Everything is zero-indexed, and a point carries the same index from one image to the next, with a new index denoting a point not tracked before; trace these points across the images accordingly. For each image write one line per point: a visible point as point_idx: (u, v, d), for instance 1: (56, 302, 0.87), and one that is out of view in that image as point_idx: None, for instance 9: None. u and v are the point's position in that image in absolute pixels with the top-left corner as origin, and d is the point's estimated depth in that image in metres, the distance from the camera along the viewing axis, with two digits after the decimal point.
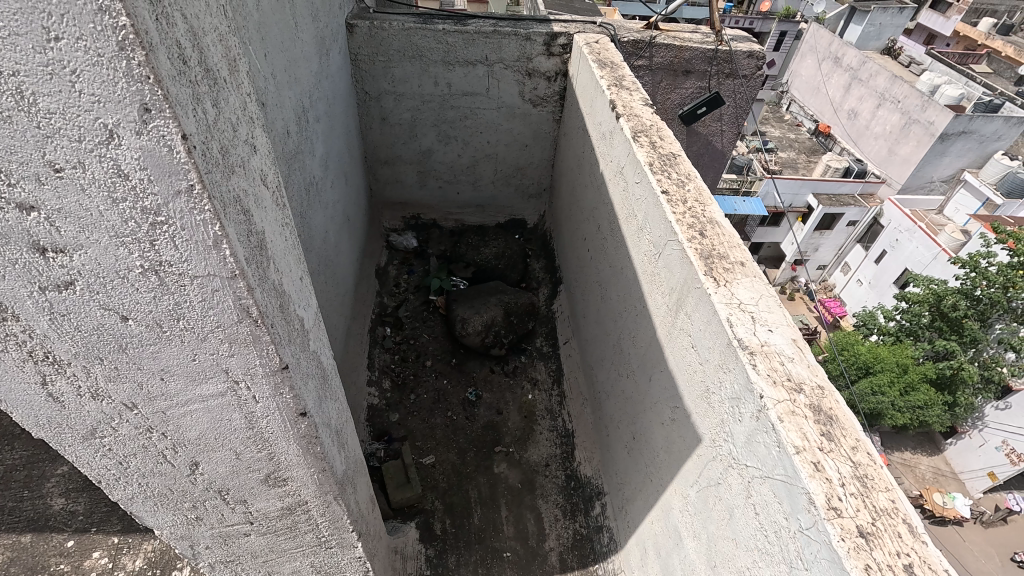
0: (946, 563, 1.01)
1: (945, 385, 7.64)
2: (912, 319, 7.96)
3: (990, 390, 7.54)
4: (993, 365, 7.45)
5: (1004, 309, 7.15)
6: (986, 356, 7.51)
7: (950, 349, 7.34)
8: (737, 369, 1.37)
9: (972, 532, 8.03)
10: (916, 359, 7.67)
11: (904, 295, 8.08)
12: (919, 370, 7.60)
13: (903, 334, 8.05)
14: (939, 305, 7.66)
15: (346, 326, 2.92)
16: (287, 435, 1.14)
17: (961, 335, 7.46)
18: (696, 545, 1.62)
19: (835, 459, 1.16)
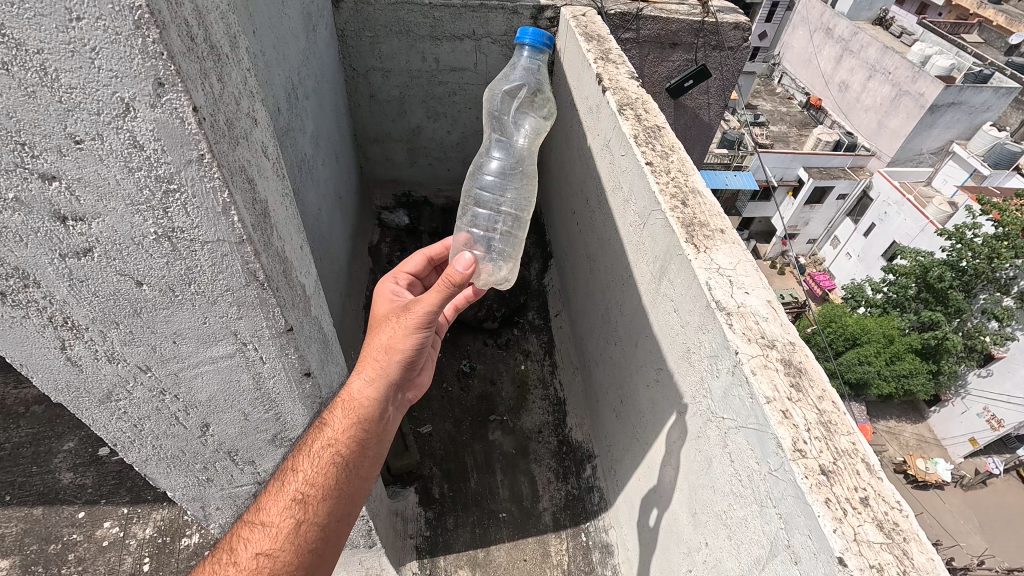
0: (899, 495, 1.11)
1: (930, 353, 7.88)
2: (898, 291, 8.19)
3: (974, 356, 7.62)
4: (977, 335, 7.57)
5: (988, 279, 7.34)
6: (969, 325, 7.68)
7: (935, 320, 7.59)
8: (715, 328, 1.46)
9: (953, 496, 8.34)
10: (903, 329, 7.89)
11: (893, 269, 8.23)
12: (905, 341, 7.82)
13: (891, 306, 8.29)
14: (925, 278, 7.89)
15: (342, 302, 2.98)
16: (293, 395, 1.22)
17: (946, 306, 7.72)
18: (679, 497, 1.73)
19: (802, 406, 1.25)
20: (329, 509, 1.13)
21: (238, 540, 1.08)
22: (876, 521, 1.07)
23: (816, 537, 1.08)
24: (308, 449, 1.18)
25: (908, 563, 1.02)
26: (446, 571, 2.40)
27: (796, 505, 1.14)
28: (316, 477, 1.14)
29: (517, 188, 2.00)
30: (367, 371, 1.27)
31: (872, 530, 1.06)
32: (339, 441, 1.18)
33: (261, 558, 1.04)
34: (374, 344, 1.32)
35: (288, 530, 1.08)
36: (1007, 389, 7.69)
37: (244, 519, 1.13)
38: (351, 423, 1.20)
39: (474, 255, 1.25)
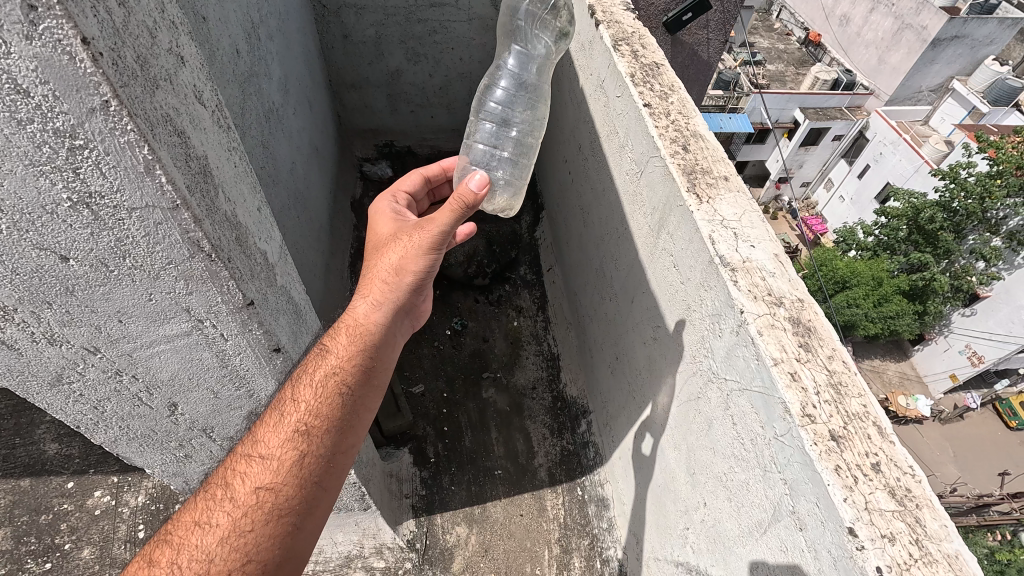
0: (912, 460, 1.05)
1: (915, 294, 7.83)
2: (890, 235, 8.09)
3: (959, 297, 7.65)
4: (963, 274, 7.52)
5: (979, 220, 7.24)
6: (959, 265, 7.59)
7: (922, 261, 7.55)
8: (718, 286, 1.36)
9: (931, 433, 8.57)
10: (891, 272, 7.90)
11: (887, 213, 8.12)
12: (891, 282, 7.81)
13: (881, 249, 8.22)
14: (916, 221, 7.80)
15: (325, 262, 2.84)
16: (264, 371, 1.12)
17: (935, 248, 7.60)
18: (677, 456, 1.69)
19: (811, 368, 1.17)
20: (333, 441, 1.04)
21: (233, 474, 0.98)
22: (888, 488, 1.02)
23: (824, 506, 1.03)
24: (307, 377, 1.08)
25: (920, 531, 0.97)
26: (444, 528, 2.41)
27: (804, 472, 1.08)
28: (320, 406, 1.04)
29: (523, 119, 1.91)
30: (373, 295, 1.20)
31: (884, 497, 1.00)
32: (344, 368, 1.09)
33: (261, 492, 0.95)
34: (377, 266, 1.25)
35: (292, 462, 0.98)
36: (991, 326, 7.77)
37: (236, 453, 1.03)
38: (357, 350, 1.12)
39: (487, 175, 1.23)
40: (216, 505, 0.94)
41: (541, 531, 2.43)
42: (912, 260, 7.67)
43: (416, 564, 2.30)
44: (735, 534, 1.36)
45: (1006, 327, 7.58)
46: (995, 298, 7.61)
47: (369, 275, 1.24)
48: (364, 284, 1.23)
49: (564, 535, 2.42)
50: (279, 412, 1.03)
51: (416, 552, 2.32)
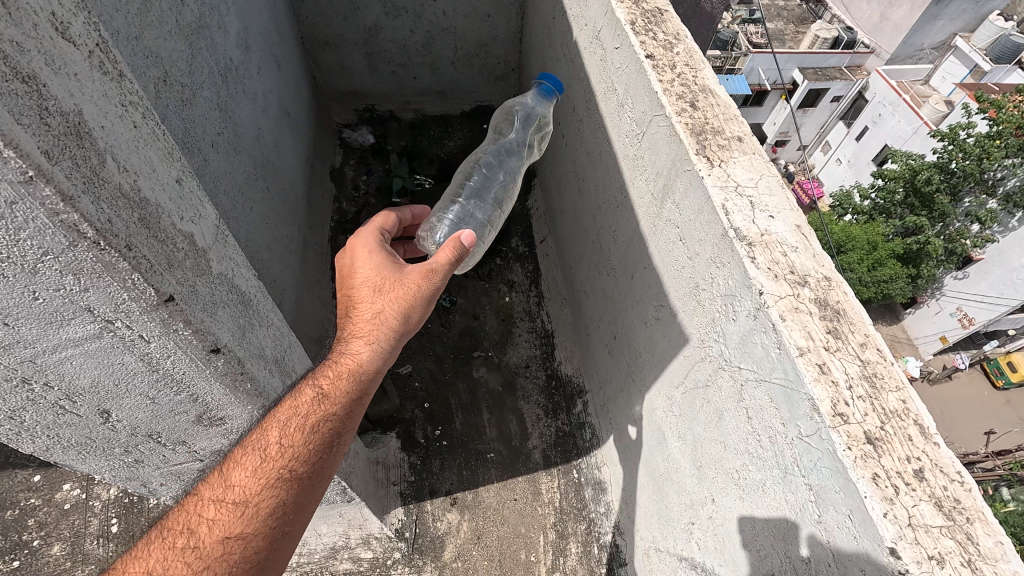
0: (960, 465, 0.91)
1: (909, 261, 6.87)
2: (886, 199, 6.93)
3: (953, 261, 6.90)
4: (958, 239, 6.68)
5: (976, 182, 6.35)
6: (952, 229, 6.77)
7: (920, 226, 6.51)
8: (733, 263, 1.19)
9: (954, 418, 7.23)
10: (886, 236, 6.76)
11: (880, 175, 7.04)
12: (887, 248, 6.68)
13: (876, 213, 7.06)
14: (914, 185, 6.64)
15: (303, 237, 2.64)
16: (204, 374, 0.95)
17: (932, 211, 6.66)
18: (681, 445, 1.56)
19: (841, 358, 1.02)
20: (308, 491, 0.99)
21: (197, 521, 0.89)
22: (933, 499, 0.88)
23: (859, 520, 0.89)
24: (289, 416, 1.01)
25: (972, 551, 0.84)
26: (434, 516, 2.30)
27: (834, 479, 0.94)
28: (302, 452, 0.99)
29: (499, 187, 2.34)
30: (364, 336, 1.15)
31: (930, 511, 0.87)
32: (331, 414, 1.03)
33: (230, 544, 0.88)
34: (369, 304, 1.20)
35: (266, 512, 0.92)
36: (976, 288, 7.19)
37: (198, 493, 0.94)
38: (346, 394, 1.07)
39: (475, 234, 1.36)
40: (174, 555, 0.84)
41: (536, 516, 2.33)
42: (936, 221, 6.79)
43: (406, 554, 2.21)
44: (748, 536, 1.24)
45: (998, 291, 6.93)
46: (989, 261, 6.92)
47: (359, 313, 1.19)
48: (353, 323, 1.18)
49: (560, 520, 2.31)
50: (258, 455, 0.96)
51: (405, 541, 2.22)
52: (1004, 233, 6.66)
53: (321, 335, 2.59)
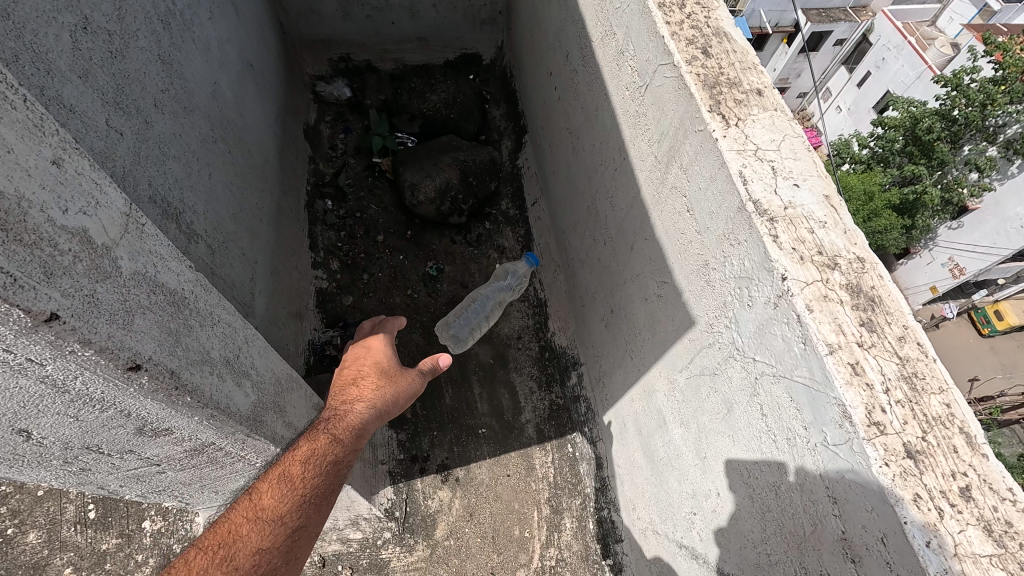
0: (1012, 481, 0.79)
1: (905, 213, 4.53)
2: (885, 147, 4.57)
3: None
4: (954, 188, 4.50)
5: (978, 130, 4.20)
6: (948, 178, 4.54)
7: (917, 174, 4.27)
8: (751, 241, 1.03)
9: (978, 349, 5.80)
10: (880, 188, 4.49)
11: (878, 121, 4.56)
12: (884, 200, 4.44)
13: (873, 163, 4.70)
14: (914, 131, 4.42)
15: (275, 203, 2.41)
16: (130, 392, 0.79)
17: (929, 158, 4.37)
18: (683, 433, 1.45)
19: (877, 356, 0.88)
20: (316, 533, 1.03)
21: (230, 535, 0.91)
22: (982, 522, 0.76)
23: (895, 545, 0.78)
24: (308, 454, 1.09)
25: None
26: (425, 494, 2.20)
27: (866, 497, 0.83)
28: (321, 481, 1.06)
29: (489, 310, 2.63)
30: (367, 405, 1.29)
31: (977, 537, 0.75)
32: (343, 456, 1.14)
33: (257, 562, 0.89)
34: (370, 380, 1.35)
35: (290, 534, 0.96)
36: (970, 239, 5.01)
37: (224, 517, 0.94)
38: (353, 443, 1.18)
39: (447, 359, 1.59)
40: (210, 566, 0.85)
41: (530, 492, 2.24)
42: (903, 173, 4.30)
43: (396, 533, 2.10)
44: (756, 537, 1.14)
45: (993, 240, 4.84)
46: (983, 209, 4.82)
47: (360, 384, 1.33)
48: (357, 393, 1.31)
49: (555, 496, 2.23)
50: (289, 478, 1.02)
51: (395, 521, 2.11)
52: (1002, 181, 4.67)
53: (300, 309, 2.42)
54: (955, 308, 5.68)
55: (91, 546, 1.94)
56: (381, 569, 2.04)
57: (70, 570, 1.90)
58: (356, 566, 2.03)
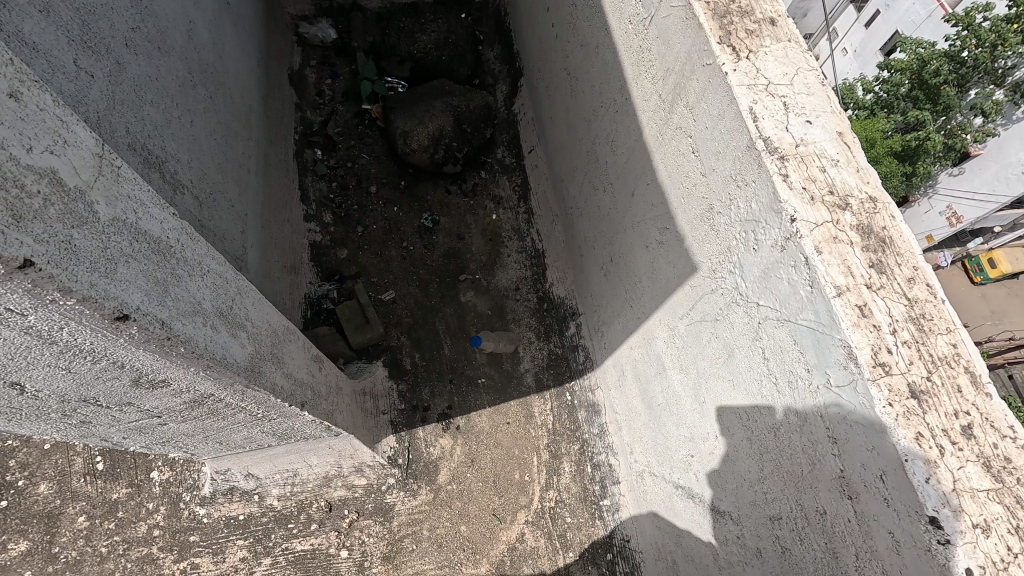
0: (1014, 420, 0.79)
1: (905, 158, 4.11)
2: (889, 93, 4.07)
3: None
4: (958, 133, 4.09)
5: (985, 72, 3.83)
6: (952, 123, 4.12)
7: (922, 121, 3.89)
8: (759, 181, 0.99)
9: (970, 299, 5.41)
10: (885, 134, 4.04)
11: (884, 64, 3.97)
12: (885, 147, 4.01)
13: (878, 110, 4.15)
14: (921, 74, 3.92)
15: (262, 153, 2.32)
16: (119, 344, 0.77)
17: (934, 102, 3.96)
18: (682, 379, 1.46)
19: (885, 298, 0.86)
20: None
21: None
22: (982, 459, 0.77)
23: (894, 481, 0.79)
24: None
25: (1021, 517, 0.74)
26: (427, 442, 2.23)
27: (867, 437, 0.83)
28: None
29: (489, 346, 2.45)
30: None
31: (977, 473, 0.76)
32: None
33: None
34: None
35: None
36: (969, 186, 4.66)
37: None
38: None
39: None
40: None
41: (529, 438, 2.28)
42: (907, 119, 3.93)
43: (400, 479, 2.14)
44: (753, 477, 1.16)
45: (992, 187, 4.50)
46: (986, 154, 4.45)
47: None
48: None
49: (554, 441, 2.27)
50: None
51: (399, 468, 2.15)
52: (1006, 126, 4.27)
53: (294, 263, 2.38)
54: (950, 255, 5.34)
55: (102, 495, 1.98)
56: (386, 514, 2.08)
57: (84, 518, 1.95)
58: (362, 510, 2.06)
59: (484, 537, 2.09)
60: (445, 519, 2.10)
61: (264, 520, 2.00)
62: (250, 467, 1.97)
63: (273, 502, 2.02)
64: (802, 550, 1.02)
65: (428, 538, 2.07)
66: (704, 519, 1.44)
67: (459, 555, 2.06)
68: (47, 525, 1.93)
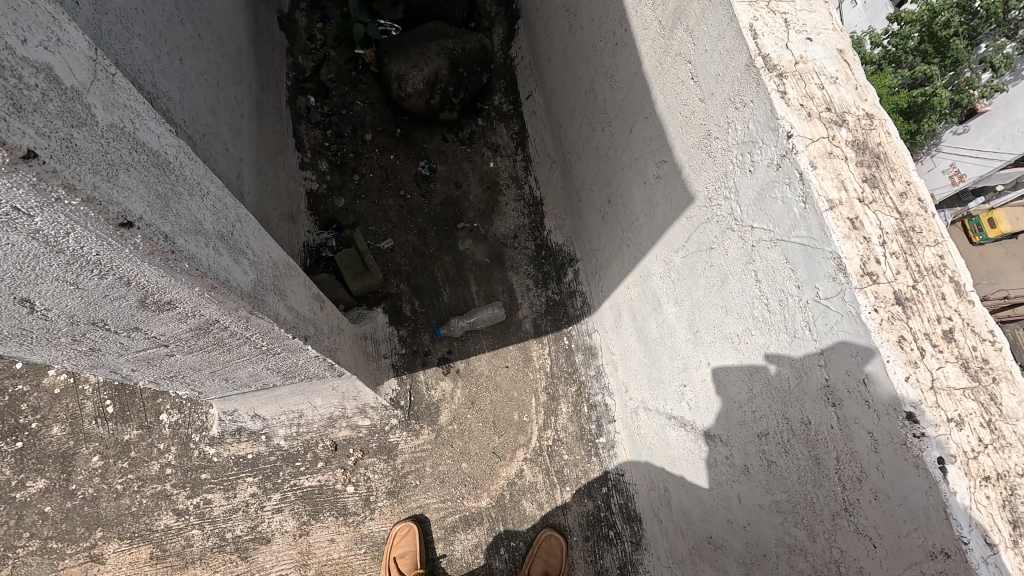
0: (994, 324, 0.82)
1: (911, 116, 3.95)
2: (897, 46, 3.94)
3: None
4: (965, 89, 4.00)
5: (998, 24, 3.67)
6: (960, 78, 4.02)
7: (929, 75, 3.77)
8: (756, 100, 0.98)
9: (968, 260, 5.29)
10: (891, 91, 3.88)
11: (891, 16, 3.84)
12: (891, 104, 3.88)
13: (885, 64, 4.01)
14: (931, 27, 3.76)
15: (254, 97, 2.27)
16: (125, 255, 0.79)
17: (943, 57, 3.84)
18: (677, 311, 1.50)
19: (877, 212, 0.88)
20: None
21: None
22: (960, 360, 0.81)
23: (876, 384, 0.82)
24: None
25: (994, 411, 0.78)
26: (428, 385, 2.28)
27: (852, 344, 0.86)
28: None
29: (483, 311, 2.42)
30: None
31: (954, 373, 0.80)
32: None
33: None
34: None
35: None
36: (975, 144, 4.56)
37: None
38: None
39: None
40: None
41: (528, 381, 2.33)
42: (913, 75, 3.82)
43: (402, 420, 2.20)
44: (743, 399, 1.21)
45: (997, 145, 4.39)
46: (993, 111, 4.35)
47: None
48: None
49: (552, 383, 2.33)
50: None
51: (401, 409, 2.21)
52: (1015, 82, 4.17)
53: (292, 211, 2.38)
54: (951, 216, 5.26)
55: (115, 436, 2.04)
56: (390, 452, 2.15)
57: (98, 458, 2.01)
58: (366, 449, 2.13)
59: (485, 473, 2.17)
60: (447, 458, 2.17)
61: (272, 458, 2.07)
62: (256, 409, 2.02)
63: (281, 441, 2.09)
64: (787, 461, 1.07)
65: (431, 474, 2.14)
66: (696, 445, 1.50)
67: (461, 491, 2.14)
68: (63, 464, 1.99)
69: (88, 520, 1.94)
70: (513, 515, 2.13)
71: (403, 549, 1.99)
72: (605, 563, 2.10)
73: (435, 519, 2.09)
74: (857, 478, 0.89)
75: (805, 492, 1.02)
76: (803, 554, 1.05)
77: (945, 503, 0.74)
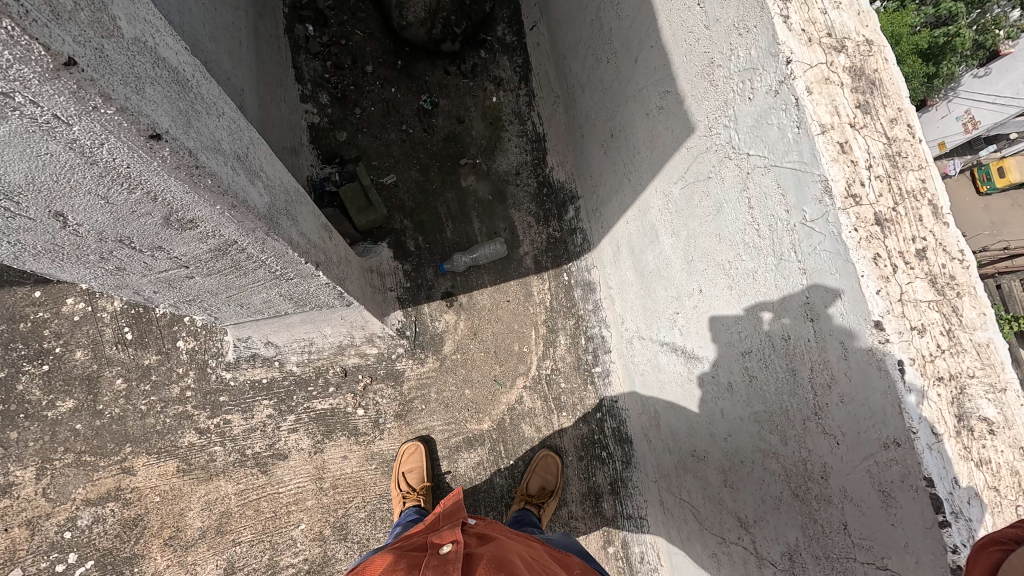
0: (965, 244, 0.89)
1: (930, 57, 3.87)
2: None
3: None
4: (991, 29, 3.89)
5: None
6: (986, 17, 3.89)
7: (954, 13, 3.69)
8: (758, 26, 1.00)
9: (972, 210, 5.22)
10: (914, 29, 3.74)
11: None
12: (911, 44, 3.70)
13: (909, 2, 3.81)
14: None
15: (251, 24, 2.22)
16: (155, 169, 0.84)
17: None
18: (673, 241, 1.56)
19: (866, 137, 0.93)
20: None
21: None
22: (928, 276, 0.88)
23: (849, 297, 0.90)
24: None
25: (954, 321, 0.87)
26: (432, 316, 2.37)
27: (831, 262, 0.93)
28: None
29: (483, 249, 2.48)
30: None
31: (923, 287, 0.87)
32: None
33: None
34: None
35: None
36: (993, 89, 4.44)
37: None
38: None
39: None
40: None
41: (528, 314, 2.42)
42: (938, 12, 3.70)
43: (408, 349, 2.31)
44: (731, 322, 1.29)
45: (1016, 90, 4.29)
46: (1015, 54, 4.28)
47: None
48: None
49: (551, 317, 2.42)
50: None
51: (407, 339, 2.32)
52: None
53: (294, 144, 2.38)
54: (960, 165, 5.15)
55: (136, 360, 2.15)
56: (397, 378, 2.27)
57: (121, 381, 2.13)
58: (375, 375, 2.26)
59: (487, 399, 2.30)
60: (451, 384, 2.30)
61: (287, 383, 2.20)
62: (270, 335, 2.12)
63: (294, 367, 2.20)
64: (767, 375, 1.17)
65: (435, 399, 2.28)
66: (687, 368, 1.60)
67: (464, 414, 2.28)
68: (89, 386, 2.11)
69: (117, 436, 2.09)
70: (513, 438, 2.27)
71: (412, 465, 2.14)
72: (597, 480, 2.27)
73: (440, 439, 2.24)
74: (827, 384, 0.98)
75: (781, 403, 1.12)
76: (775, 456, 1.17)
77: (900, 401, 0.84)
